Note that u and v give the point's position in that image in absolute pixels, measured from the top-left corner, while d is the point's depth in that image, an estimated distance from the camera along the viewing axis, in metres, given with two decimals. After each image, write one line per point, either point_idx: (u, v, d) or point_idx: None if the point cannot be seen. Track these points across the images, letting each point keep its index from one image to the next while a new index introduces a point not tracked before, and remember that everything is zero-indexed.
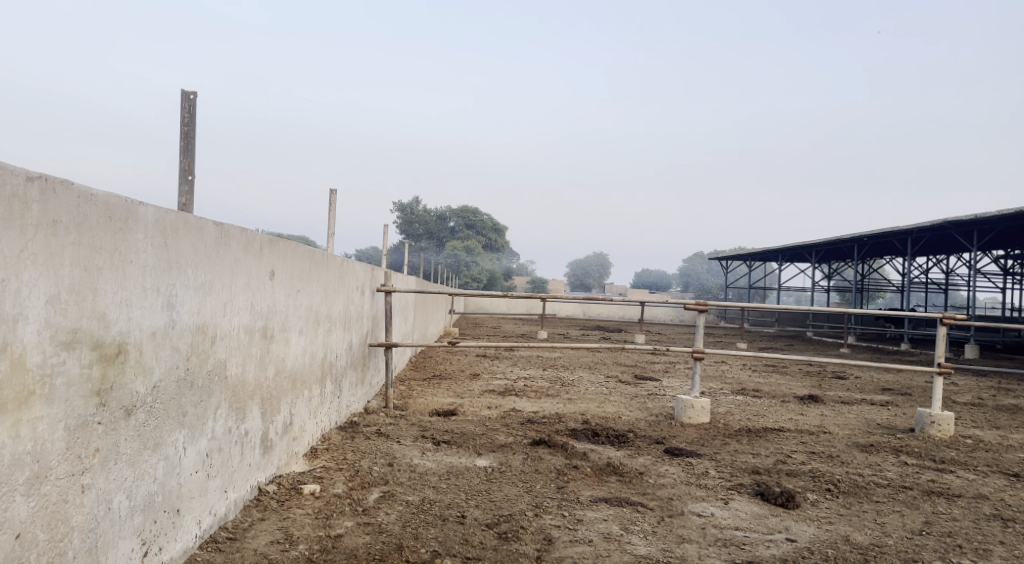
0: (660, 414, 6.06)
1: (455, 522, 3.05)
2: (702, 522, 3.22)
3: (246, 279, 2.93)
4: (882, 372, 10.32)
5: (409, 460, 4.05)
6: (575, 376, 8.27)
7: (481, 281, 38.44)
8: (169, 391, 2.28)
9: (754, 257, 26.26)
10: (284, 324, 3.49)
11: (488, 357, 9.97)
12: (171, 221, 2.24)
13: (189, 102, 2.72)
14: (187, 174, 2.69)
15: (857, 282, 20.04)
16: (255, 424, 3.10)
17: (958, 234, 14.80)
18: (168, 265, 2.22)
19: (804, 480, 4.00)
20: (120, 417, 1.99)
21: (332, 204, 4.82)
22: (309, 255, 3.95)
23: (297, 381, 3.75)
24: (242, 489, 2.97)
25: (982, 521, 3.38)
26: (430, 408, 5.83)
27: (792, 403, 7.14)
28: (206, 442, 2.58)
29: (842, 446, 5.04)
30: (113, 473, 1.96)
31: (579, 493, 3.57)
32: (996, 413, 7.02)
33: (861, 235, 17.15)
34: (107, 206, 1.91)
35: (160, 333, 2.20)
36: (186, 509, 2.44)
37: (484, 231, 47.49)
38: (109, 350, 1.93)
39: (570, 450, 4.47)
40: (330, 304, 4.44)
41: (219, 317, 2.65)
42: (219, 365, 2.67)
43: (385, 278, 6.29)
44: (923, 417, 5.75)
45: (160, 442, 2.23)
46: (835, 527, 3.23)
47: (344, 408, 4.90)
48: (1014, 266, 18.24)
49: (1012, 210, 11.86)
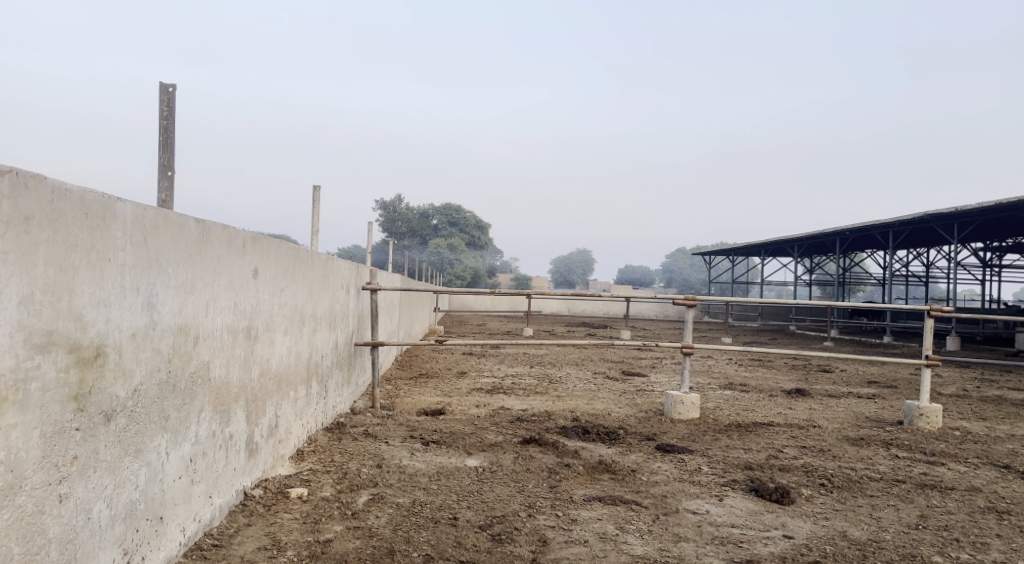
0: (650, 410, 6.02)
1: (447, 524, 2.99)
2: (697, 520, 3.18)
3: (229, 278, 2.84)
4: (866, 365, 10.37)
5: (398, 461, 3.97)
6: (562, 373, 8.22)
7: (465, 280, 38.51)
8: (150, 395, 2.19)
9: (736, 253, 26.50)
10: (268, 325, 3.39)
11: (475, 355, 9.93)
12: (150, 218, 2.15)
13: (168, 95, 2.62)
14: (167, 169, 2.59)
15: (839, 276, 20.16)
16: (239, 427, 3.01)
17: (939, 227, 14.92)
18: (148, 264, 2.14)
19: (797, 475, 3.97)
20: (99, 422, 1.90)
21: (316, 201, 4.73)
22: (294, 254, 3.86)
23: (282, 382, 3.66)
24: (227, 494, 2.88)
25: (977, 514, 3.36)
26: (417, 407, 5.76)
27: (780, 397, 7.14)
28: (189, 447, 2.49)
29: (833, 440, 5.03)
30: (92, 482, 1.87)
31: (572, 492, 3.52)
32: (982, 405, 7.06)
33: (843, 229, 17.27)
34: (83, 202, 1.81)
35: (141, 335, 2.11)
36: (169, 517, 2.35)
37: (467, 229, 47.28)
38: (87, 352, 1.84)
39: (561, 448, 4.41)
40: (315, 303, 4.35)
41: (201, 318, 2.56)
42: (202, 367, 2.58)
43: (370, 276, 6.19)
44: (911, 409, 5.76)
45: (142, 449, 2.14)
46: (832, 522, 3.20)
47: (330, 409, 4.82)
48: (992, 258, 18.45)
49: (992, 203, 11.96)
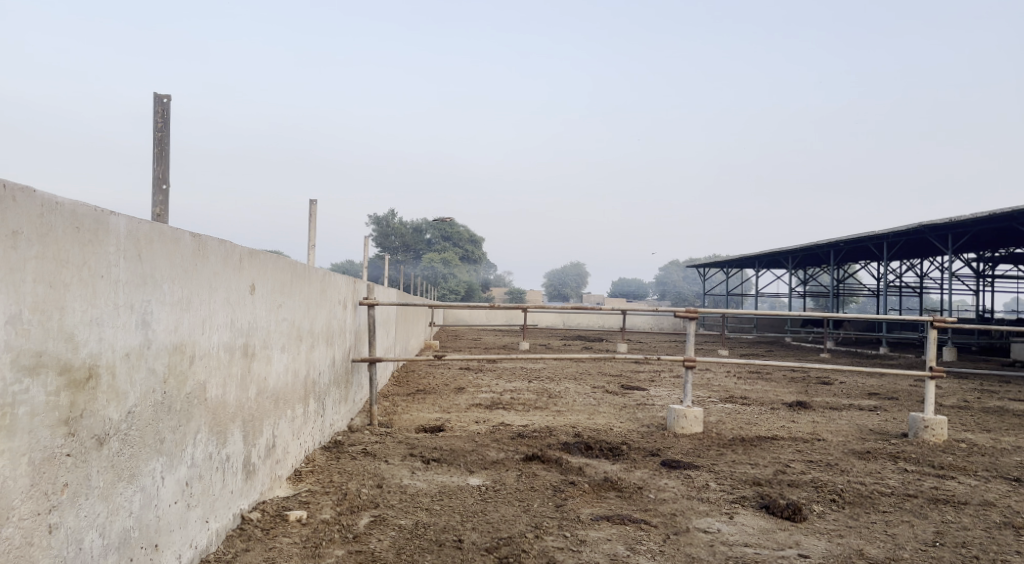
0: (652, 424, 5.92)
1: (452, 547, 2.89)
2: (709, 539, 3.10)
3: (225, 295, 2.76)
4: (865, 377, 10.31)
5: (399, 481, 3.87)
6: (561, 388, 8.13)
7: (459, 293, 38.50)
8: (145, 417, 2.10)
9: (729, 265, 26.61)
10: (265, 342, 3.30)
11: (472, 370, 9.83)
12: (145, 232, 2.07)
13: (162, 107, 2.55)
14: (161, 182, 2.52)
15: (834, 287, 20.18)
16: (236, 448, 2.92)
17: (932, 238, 14.95)
18: (142, 280, 2.05)
19: (807, 491, 3.89)
20: (92, 447, 1.81)
21: (312, 215, 4.65)
22: (291, 268, 3.78)
23: (280, 401, 3.57)
24: (224, 518, 2.78)
25: (994, 529, 3.29)
26: (416, 424, 5.65)
27: (781, 410, 7.07)
28: (185, 470, 2.40)
29: (839, 453, 4.96)
30: (84, 510, 1.78)
31: (578, 511, 3.43)
32: (984, 417, 7.00)
33: (838, 241, 17.27)
34: (75, 217, 1.73)
35: (135, 354, 2.02)
36: (166, 544, 2.26)
37: (461, 243, 47.36)
38: (79, 374, 1.75)
39: (565, 465, 4.32)
40: (313, 319, 4.26)
41: (198, 336, 2.47)
42: (198, 388, 2.49)
43: (367, 290, 6.10)
44: (916, 422, 5.69)
45: (137, 473, 2.05)
46: (847, 540, 3.12)
47: (328, 427, 4.73)
48: (985, 268, 18.51)
49: (987, 213, 11.96)
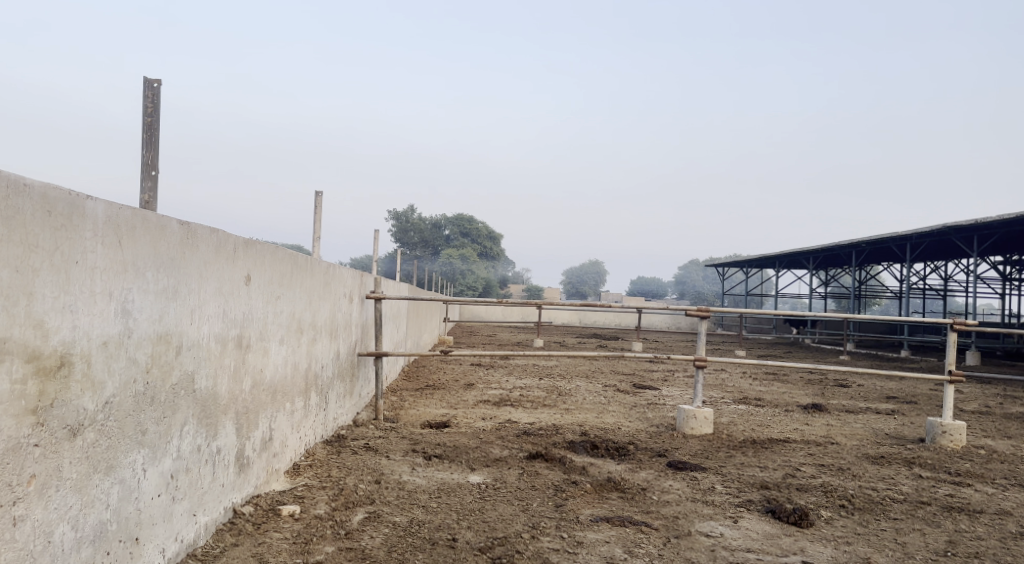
0: (662, 425, 5.81)
1: (445, 546, 2.83)
2: (711, 544, 3.00)
3: (217, 284, 2.71)
4: (885, 379, 10.10)
5: (397, 477, 3.81)
6: (571, 386, 8.03)
7: (476, 289, 38.52)
8: (125, 408, 2.05)
9: (749, 264, 26.29)
10: (262, 333, 3.26)
11: (484, 366, 9.76)
12: (126, 219, 2.02)
13: (152, 91, 2.51)
14: (150, 169, 2.47)
15: (856, 288, 19.87)
16: (229, 441, 2.87)
17: (957, 240, 14.64)
18: (122, 268, 2.00)
19: (816, 496, 3.77)
20: (63, 438, 1.77)
21: (317, 207, 4.60)
22: (291, 260, 3.72)
23: (277, 394, 3.52)
24: (214, 511, 2.74)
25: (1009, 540, 3.17)
26: (421, 420, 5.58)
27: (796, 413, 6.91)
28: (170, 462, 2.36)
29: (852, 457, 4.83)
30: (54, 501, 1.74)
31: (578, 512, 3.34)
32: (1008, 423, 6.79)
33: (861, 241, 16.96)
34: (45, 199, 1.69)
35: (114, 344, 1.98)
36: (147, 538, 2.22)
37: (479, 239, 47.26)
38: (49, 362, 1.70)
39: (568, 465, 4.24)
40: (315, 312, 4.21)
41: (185, 326, 2.43)
42: (186, 378, 2.45)
43: (374, 284, 6.04)
44: (934, 426, 5.53)
45: (114, 464, 2.00)
46: (854, 548, 3.01)
47: (331, 421, 4.67)
48: (1012, 271, 18.09)
49: (1015, 215, 11.63)
